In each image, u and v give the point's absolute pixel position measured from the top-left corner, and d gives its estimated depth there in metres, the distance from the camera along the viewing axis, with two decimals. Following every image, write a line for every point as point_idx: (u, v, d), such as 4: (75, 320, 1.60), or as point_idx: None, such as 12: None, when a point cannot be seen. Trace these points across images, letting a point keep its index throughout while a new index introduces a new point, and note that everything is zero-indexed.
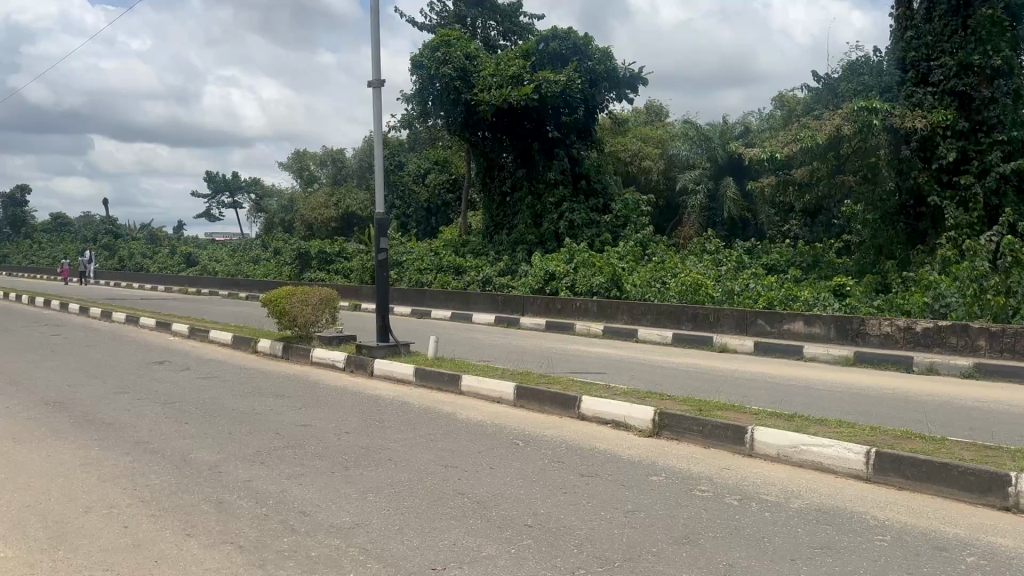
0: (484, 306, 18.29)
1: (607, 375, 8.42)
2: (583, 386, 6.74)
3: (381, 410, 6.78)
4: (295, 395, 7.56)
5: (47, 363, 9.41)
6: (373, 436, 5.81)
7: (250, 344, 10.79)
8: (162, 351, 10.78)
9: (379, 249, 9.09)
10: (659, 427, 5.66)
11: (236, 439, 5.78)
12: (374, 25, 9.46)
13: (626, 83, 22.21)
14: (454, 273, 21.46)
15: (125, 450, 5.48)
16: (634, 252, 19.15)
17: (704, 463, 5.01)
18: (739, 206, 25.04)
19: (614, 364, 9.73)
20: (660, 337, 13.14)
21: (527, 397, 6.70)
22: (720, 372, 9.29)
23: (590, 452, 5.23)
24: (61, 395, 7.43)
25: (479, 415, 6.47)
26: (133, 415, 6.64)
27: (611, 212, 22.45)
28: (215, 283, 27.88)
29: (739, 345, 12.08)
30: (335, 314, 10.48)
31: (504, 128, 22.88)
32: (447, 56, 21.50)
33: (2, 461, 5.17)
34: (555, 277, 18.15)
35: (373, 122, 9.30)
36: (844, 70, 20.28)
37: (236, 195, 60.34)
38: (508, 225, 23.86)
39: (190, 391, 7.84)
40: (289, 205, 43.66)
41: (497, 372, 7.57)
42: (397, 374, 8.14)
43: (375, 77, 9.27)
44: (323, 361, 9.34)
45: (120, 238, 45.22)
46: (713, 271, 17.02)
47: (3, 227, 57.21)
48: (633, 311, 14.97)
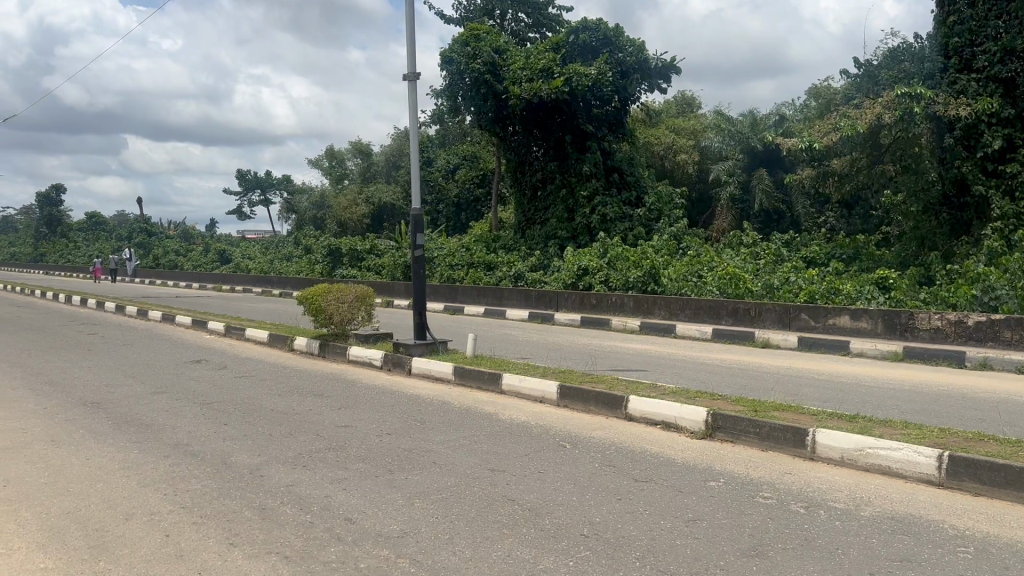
0: (518, 302, 18.11)
1: (649, 373, 8.18)
2: (629, 385, 6.51)
3: (421, 410, 6.62)
4: (334, 394, 7.44)
5: (85, 363, 9.38)
6: (415, 437, 5.65)
7: (286, 342, 10.71)
8: (198, 350, 10.74)
9: (416, 245, 8.93)
10: (712, 428, 5.43)
11: (276, 441, 5.65)
12: (407, 18, 9.30)
13: (658, 73, 21.66)
14: (485, 269, 21.31)
15: (164, 453, 5.38)
16: (668, 246, 18.84)
17: (763, 468, 4.78)
18: (772, 197, 24.60)
19: (655, 361, 9.49)
20: (699, 333, 12.87)
21: (571, 397, 6.49)
22: (766, 369, 9.01)
23: (641, 455, 5.02)
24: (99, 396, 7.37)
25: (522, 415, 6.28)
26: (172, 416, 6.55)
27: (644, 205, 22.19)
28: (248, 280, 28.01)
29: (783, 340, 11.76)
30: (371, 311, 10.35)
31: (534, 121, 22.62)
32: (476, 50, 21.28)
33: (42, 464, 5.09)
34: (588, 272, 17.91)
35: (408, 116, 9.14)
36: (884, 56, 19.73)
37: (267, 192, 60.75)
38: (539, 220, 23.66)
39: (228, 390, 7.75)
40: (320, 202, 43.80)
41: (538, 370, 7.38)
42: (435, 373, 7.98)
43: (410, 70, 9.11)
44: (359, 359, 9.22)
45: (154, 236, 45.69)
46: (751, 265, 16.66)
47: (39, 227, 58.08)
48: (670, 305, 14.68)
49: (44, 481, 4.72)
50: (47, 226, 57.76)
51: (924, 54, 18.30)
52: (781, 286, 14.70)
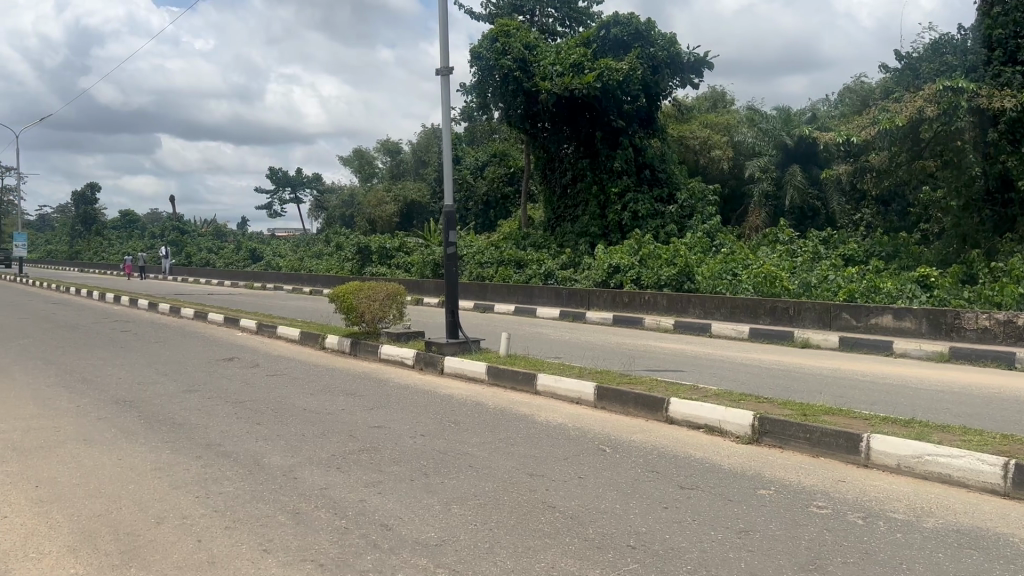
0: (548, 300, 17.93)
1: (688, 373, 7.97)
2: (670, 387, 6.31)
3: (456, 410, 6.48)
4: (366, 394, 7.33)
5: (119, 360, 9.39)
6: (451, 439, 5.50)
7: (318, 340, 10.65)
8: (230, 347, 10.70)
9: (449, 242, 8.79)
10: (758, 433, 5.24)
11: (309, 441, 5.54)
12: (441, 12, 9.17)
13: (690, 68, 21.49)
14: (515, 267, 21.15)
15: (196, 453, 5.29)
16: (701, 243, 18.54)
17: (815, 476, 4.57)
18: (805, 194, 24.19)
19: (691, 361, 9.26)
20: (735, 332, 12.61)
21: (609, 398, 6.31)
22: (808, 370, 8.76)
23: (686, 460, 4.84)
24: (132, 394, 7.34)
25: (559, 416, 6.12)
26: (204, 415, 6.48)
27: (676, 202, 21.86)
28: (278, 278, 28.16)
29: (823, 340, 11.48)
30: (403, 309, 10.25)
31: (564, 117, 22.44)
32: (506, 46, 21.10)
33: (74, 464, 5.02)
34: (619, 270, 17.68)
35: (441, 111, 9.01)
36: (925, 48, 19.23)
37: (297, 190, 61.15)
38: (569, 217, 23.45)
39: (260, 389, 7.68)
40: (349, 200, 43.94)
41: (574, 370, 7.20)
42: (469, 373, 7.84)
43: (443, 65, 8.98)
44: (391, 358, 9.11)
45: (187, 233, 46.13)
46: (787, 262, 16.34)
47: (75, 225, 58.91)
48: (705, 304, 14.41)
49: (76, 482, 4.65)
50: (82, 224, 58.61)
51: (967, 45, 17.80)
52: (819, 284, 14.38)
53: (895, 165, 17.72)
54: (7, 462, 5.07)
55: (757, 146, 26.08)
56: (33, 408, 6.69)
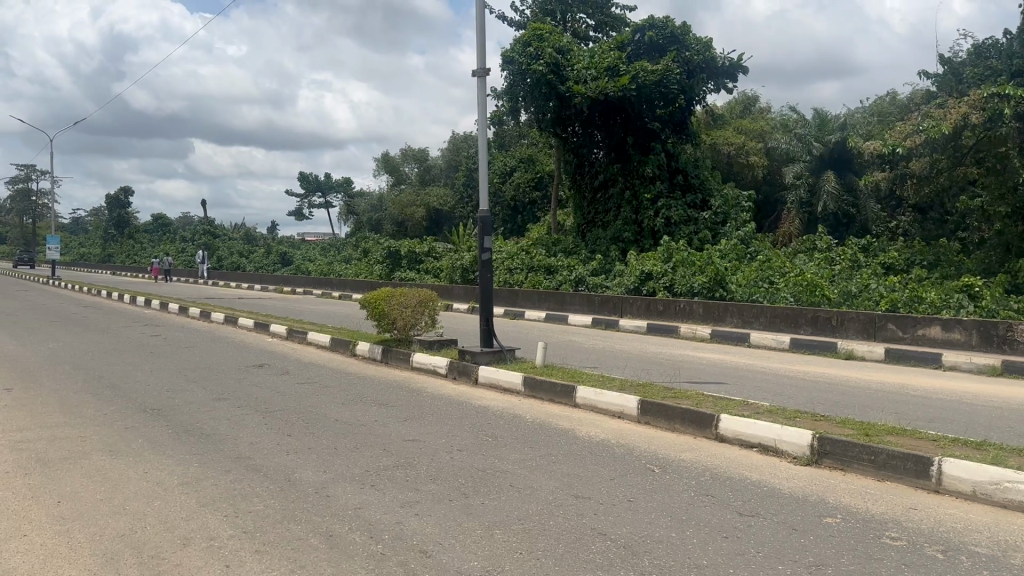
0: (581, 307, 17.63)
1: (731, 386, 7.66)
2: (718, 402, 6.01)
3: (492, 423, 6.22)
4: (399, 404, 7.09)
5: (148, 366, 9.26)
6: (489, 455, 5.24)
7: (349, 346, 10.46)
8: (261, 353, 10.55)
9: (484, 248, 8.53)
10: (817, 454, 4.94)
11: (342, 456, 5.31)
12: (477, 12, 8.94)
13: (725, 72, 21.02)
14: (545, 273, 20.85)
15: (225, 467, 5.09)
16: (736, 250, 18.14)
17: (884, 503, 4.25)
18: (840, 200, 23.70)
19: (731, 372, 8.95)
20: (776, 342, 12.23)
21: (654, 413, 6.01)
22: (856, 383, 8.40)
23: (742, 485, 4.54)
24: (160, 402, 7.17)
25: (602, 432, 5.83)
26: (234, 425, 6.29)
27: (710, 209, 21.43)
28: (307, 282, 28.13)
29: (869, 352, 11.09)
30: (435, 316, 10.01)
31: (597, 121, 22.15)
32: (538, 50, 20.84)
33: (99, 478, 4.85)
34: (652, 277, 17.31)
35: (477, 113, 8.77)
36: (970, 53, 18.73)
37: (327, 195, 61.50)
38: (600, 223, 23.14)
39: (290, 398, 7.49)
40: (378, 205, 44.07)
41: (615, 382, 6.90)
42: (503, 384, 7.58)
43: (479, 66, 8.75)
44: (424, 366, 8.88)
45: (218, 237, 46.46)
46: (826, 271, 15.90)
47: (109, 228, 59.59)
48: (742, 312, 14.04)
49: (102, 498, 4.46)
50: (116, 228, 59.23)
51: (1014, 50, 17.26)
52: (860, 293, 13.96)
53: (937, 172, 17.20)
54: (30, 475, 4.90)
55: (791, 152, 25.63)
56: (60, 416, 6.55)
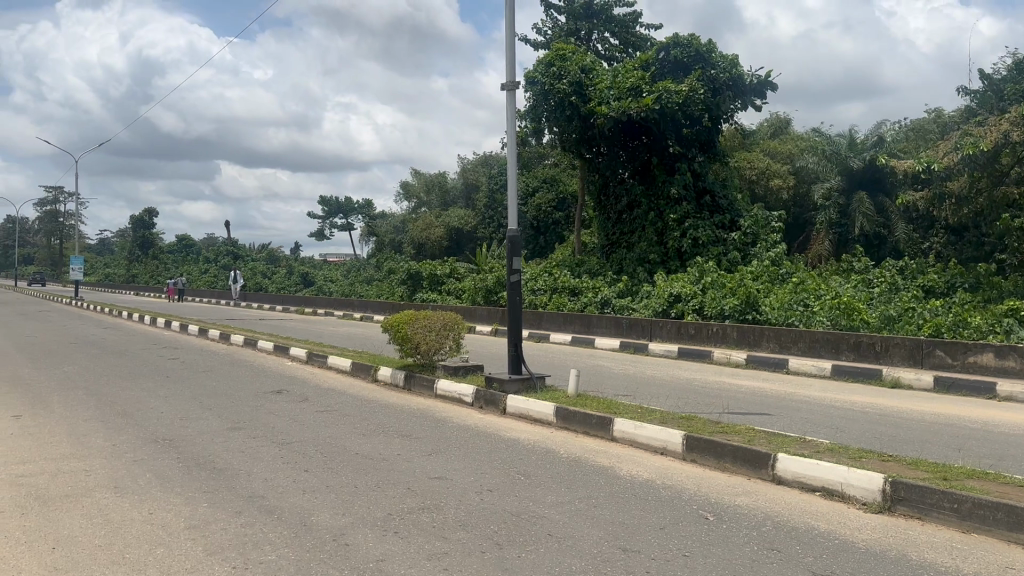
0: (608, 330, 17.09)
1: (779, 419, 7.14)
2: (772, 439, 5.54)
3: (524, 459, 5.75)
4: (424, 436, 6.66)
5: (162, 392, 8.92)
6: (522, 496, 4.79)
7: (371, 372, 10.06)
8: (280, 379, 10.15)
9: (512, 270, 8.11)
10: (891, 500, 4.52)
11: (362, 496, 4.88)
12: (507, 24, 8.59)
13: (753, 90, 20.57)
14: (569, 295, 20.37)
15: (236, 508, 4.67)
16: (769, 273, 17.56)
17: (977, 560, 3.77)
18: (872, 223, 23.15)
19: (775, 403, 8.42)
20: (816, 369, 11.74)
21: (701, 450, 5.55)
22: (909, 415, 7.86)
23: (812, 539, 4.05)
24: (173, 432, 6.79)
25: (645, 470, 5.37)
26: (248, 458, 5.89)
27: (739, 229, 20.80)
28: (329, 304, 27.83)
29: (916, 380, 10.53)
30: (460, 340, 9.58)
31: (621, 141, 21.74)
32: (561, 70, 20.63)
33: (100, 520, 4.44)
34: (681, 299, 16.79)
35: (506, 128, 8.38)
36: (1010, 69, 18.21)
37: (349, 216, 61.42)
38: (625, 244, 22.69)
39: (309, 428, 7.07)
40: (400, 226, 43.88)
41: (655, 414, 6.41)
42: (534, 414, 7.13)
43: (509, 80, 8.39)
44: (448, 395, 8.46)
45: (240, 258, 46.35)
46: (863, 294, 15.30)
47: (133, 248, 59.73)
48: (780, 337, 13.48)
49: (100, 544, 4.05)
50: (140, 249, 59.44)
51: None
52: (901, 317, 13.38)
53: (976, 192, 16.56)
54: (25, 516, 4.50)
55: (818, 172, 25.09)
56: (67, 446, 6.19)
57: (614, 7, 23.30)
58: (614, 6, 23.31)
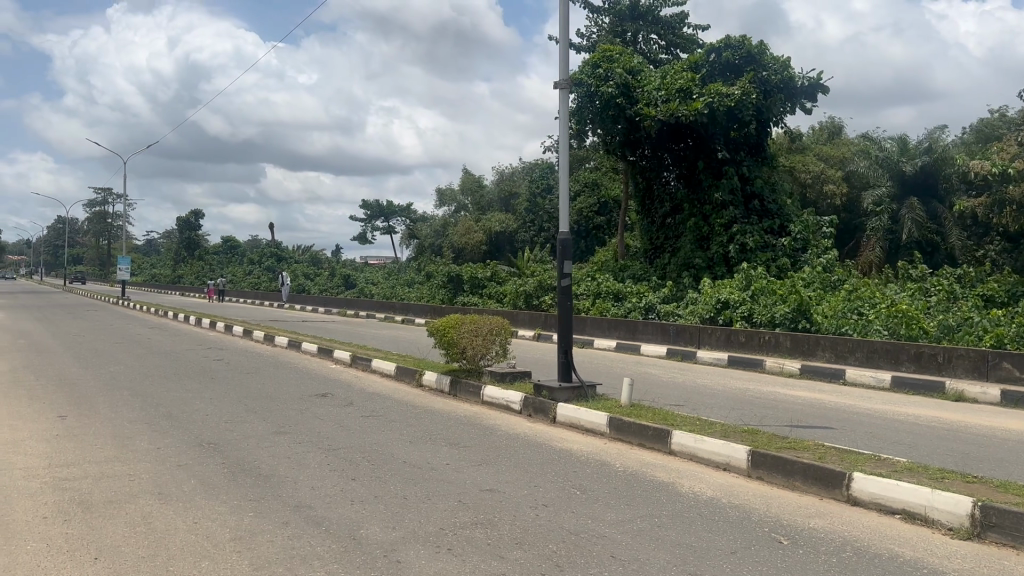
0: (654, 336, 16.71)
1: (844, 435, 6.78)
2: (845, 459, 5.23)
3: (578, 471, 5.49)
4: (473, 444, 6.44)
5: (207, 393, 8.84)
6: (580, 513, 4.55)
7: (416, 376, 9.89)
8: (325, 382, 10.02)
9: (563, 274, 7.85)
10: (981, 525, 4.17)
11: (412, 508, 4.67)
12: (561, 21, 8.35)
13: (804, 92, 20.04)
14: (613, 300, 20.00)
15: (283, 518, 4.49)
16: (821, 280, 17.01)
17: None
18: (922, 228, 22.66)
19: (835, 416, 8.03)
20: (875, 381, 11.29)
21: (768, 467, 5.27)
22: (982, 431, 7.43)
23: (897, 568, 3.75)
24: (218, 435, 6.67)
25: (710, 487, 5.09)
26: (293, 465, 5.72)
27: (789, 234, 20.21)
28: (371, 306, 27.85)
29: (981, 393, 10.03)
30: (507, 345, 9.34)
31: (667, 144, 21.34)
32: (608, 72, 20.31)
33: (143, 528, 4.29)
34: (729, 306, 16.36)
35: (559, 126, 8.13)
36: None
37: (390, 219, 61.58)
38: (670, 249, 22.25)
39: (355, 433, 6.89)
40: (440, 230, 43.77)
41: (715, 427, 6.12)
42: (585, 424, 6.87)
43: (562, 78, 8.14)
44: (495, 401, 8.23)
45: (283, 260, 46.71)
46: (920, 303, 14.71)
47: (180, 249, 60.65)
48: (836, 347, 13.02)
49: (143, 555, 3.90)
50: (186, 250, 60.36)
51: None
52: (962, 327, 12.82)
53: None
54: (68, 523, 4.37)
55: (868, 178, 24.44)
56: (111, 448, 6.09)
57: (660, 8, 22.92)
58: (660, 7, 22.93)
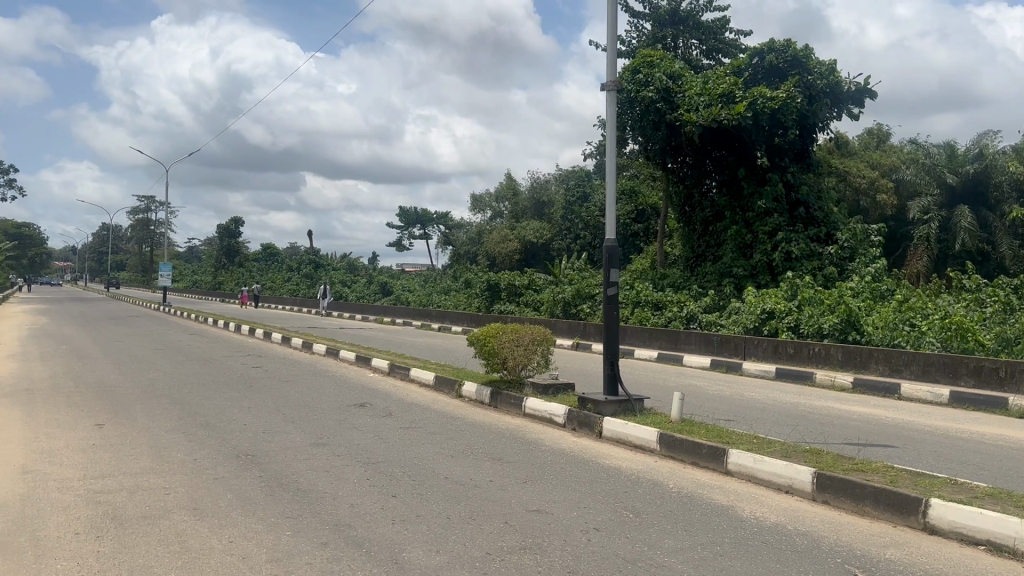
0: (697, 347, 16.28)
1: (909, 455, 6.39)
2: (917, 484, 4.88)
3: (630, 492, 5.20)
4: (518, 460, 6.18)
5: (246, 402, 8.71)
6: (636, 539, 4.26)
7: (455, 387, 9.68)
8: (363, 391, 9.85)
9: (609, 282, 7.57)
10: None
11: (457, 529, 4.43)
12: (610, 23, 8.09)
13: (851, 97, 19.48)
14: (653, 309, 19.60)
15: (322, 538, 4.27)
16: (870, 290, 16.43)
17: None
18: (975, 237, 21.91)
19: (895, 434, 7.60)
20: (932, 396, 10.79)
21: (834, 491, 4.96)
22: None
23: None
24: (255, 447, 6.50)
25: (773, 512, 4.78)
26: (332, 479, 5.52)
27: (836, 242, 19.60)
28: (408, 313, 27.76)
29: None
30: (549, 355, 9.02)
31: (709, 149, 20.89)
32: (648, 77, 20.00)
33: (177, 547, 4.10)
34: (774, 316, 15.90)
35: (606, 131, 7.86)
36: None
37: (427, 227, 61.70)
38: (711, 257, 21.80)
39: (395, 447, 6.68)
40: (475, 237, 43.69)
41: (774, 446, 5.80)
42: (633, 440, 6.58)
43: (610, 80, 7.88)
44: (538, 414, 7.97)
45: (320, 267, 46.99)
46: (975, 314, 14.11)
47: (220, 256, 61.30)
48: (890, 359, 12.52)
49: None
50: (226, 256, 60.99)
51: None
52: (1021, 339, 12.25)
53: None
54: (101, 540, 4.19)
55: (917, 186, 23.71)
56: (147, 460, 5.94)
57: (701, 13, 22.52)
58: (701, 12, 22.52)
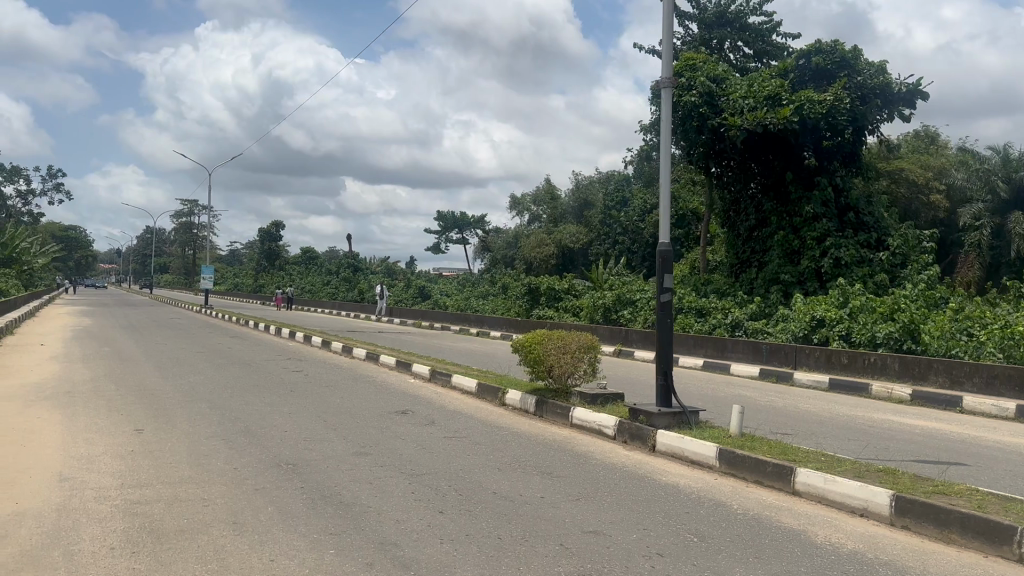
0: (745, 355, 15.80)
1: (988, 476, 5.94)
2: (1009, 510, 4.47)
3: (692, 513, 4.86)
4: (570, 475, 5.88)
5: (285, 408, 8.52)
6: (704, 568, 3.92)
7: (498, 395, 9.40)
8: (404, 398, 9.62)
9: (663, 289, 7.23)
10: None
11: (509, 551, 4.14)
12: (665, 18, 7.76)
13: (902, 99, 18.79)
14: (697, 317, 19.11)
15: (366, 558, 4.02)
16: (925, 298, 15.80)
17: None
18: None
19: (966, 451, 7.12)
20: (997, 410, 10.22)
21: (917, 515, 4.58)
22: None
23: None
24: (296, 455, 6.29)
25: (851, 538, 4.41)
26: (376, 491, 5.29)
27: (887, 248, 18.96)
28: (446, 318, 27.55)
29: None
30: (596, 363, 8.72)
31: (755, 152, 20.34)
32: (691, 81, 19.54)
33: (215, 565, 3.87)
34: (825, 324, 15.37)
35: (660, 131, 7.52)
36: None
37: (464, 231, 61.62)
38: (756, 263, 21.26)
39: (440, 457, 6.42)
40: (512, 241, 43.48)
41: (846, 465, 5.43)
42: (690, 455, 6.23)
43: (665, 78, 7.55)
44: (586, 424, 7.65)
45: (359, 271, 47.04)
46: None
47: (261, 259, 61.76)
48: (950, 370, 11.95)
49: None
50: (266, 259, 61.41)
51: None
52: None
53: None
54: (137, 556, 3.98)
55: (969, 191, 22.91)
56: (186, 469, 5.75)
57: (749, 15, 22.01)
58: (749, 14, 22.00)
